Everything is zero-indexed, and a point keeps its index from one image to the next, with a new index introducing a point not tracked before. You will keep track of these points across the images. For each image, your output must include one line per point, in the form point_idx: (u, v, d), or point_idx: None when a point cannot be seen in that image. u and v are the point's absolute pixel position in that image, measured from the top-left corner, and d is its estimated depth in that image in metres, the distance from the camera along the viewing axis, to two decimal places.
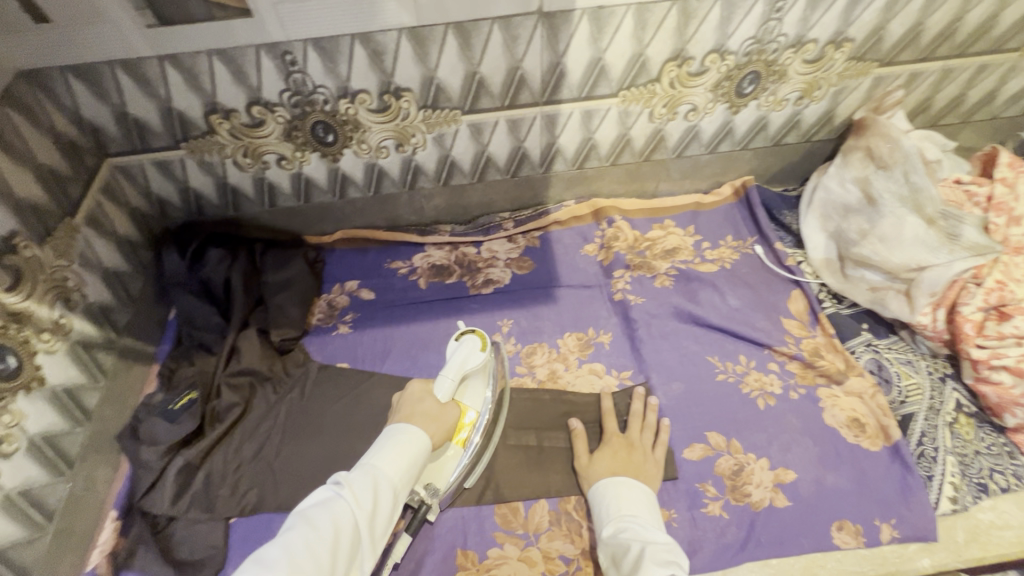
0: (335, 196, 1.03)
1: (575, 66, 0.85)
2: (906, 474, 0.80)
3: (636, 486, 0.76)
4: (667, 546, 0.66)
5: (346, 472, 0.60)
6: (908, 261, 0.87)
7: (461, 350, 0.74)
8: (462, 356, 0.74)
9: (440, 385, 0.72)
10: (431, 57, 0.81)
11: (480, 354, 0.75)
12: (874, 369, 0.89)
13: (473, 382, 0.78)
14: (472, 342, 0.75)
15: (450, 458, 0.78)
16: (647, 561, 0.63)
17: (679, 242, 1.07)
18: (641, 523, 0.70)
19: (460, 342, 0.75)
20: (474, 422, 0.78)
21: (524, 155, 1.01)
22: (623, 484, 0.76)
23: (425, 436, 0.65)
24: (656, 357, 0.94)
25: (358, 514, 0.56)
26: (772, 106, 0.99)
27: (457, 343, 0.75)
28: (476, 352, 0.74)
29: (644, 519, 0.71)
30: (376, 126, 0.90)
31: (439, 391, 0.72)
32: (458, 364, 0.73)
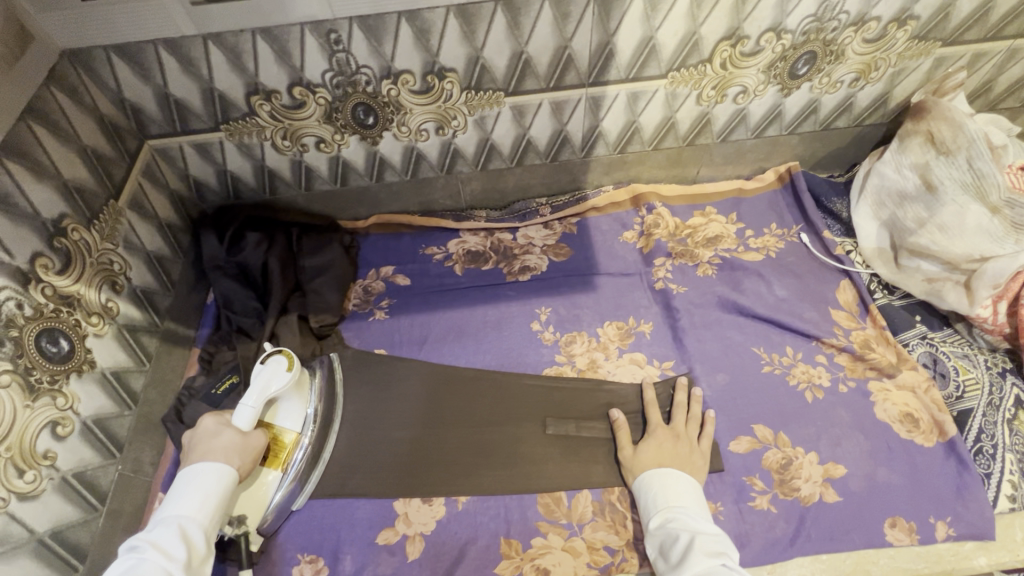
0: (371, 180, 1.01)
1: (625, 46, 0.82)
2: (962, 471, 0.78)
3: (684, 479, 0.76)
4: (717, 538, 0.66)
5: (146, 534, 0.62)
6: (970, 251, 0.84)
7: (264, 372, 0.77)
8: (265, 378, 0.76)
9: (240, 413, 0.74)
10: (478, 36, 0.78)
11: (285, 375, 0.78)
12: (929, 363, 0.86)
13: (286, 403, 0.82)
14: (278, 362, 0.79)
15: (267, 484, 0.79)
16: (698, 551, 0.64)
17: (721, 229, 1.05)
18: (690, 513, 0.71)
19: (264, 365, 0.78)
20: (295, 443, 0.82)
21: (565, 139, 0.98)
22: (672, 476, 0.76)
23: (228, 464, 0.71)
24: (700, 348, 0.92)
25: (170, 565, 0.60)
26: (825, 89, 0.95)
27: (261, 366, 0.78)
28: (282, 373, 0.78)
29: (693, 509, 0.71)
30: (417, 108, 0.88)
31: (241, 420, 0.74)
32: (261, 387, 0.76)
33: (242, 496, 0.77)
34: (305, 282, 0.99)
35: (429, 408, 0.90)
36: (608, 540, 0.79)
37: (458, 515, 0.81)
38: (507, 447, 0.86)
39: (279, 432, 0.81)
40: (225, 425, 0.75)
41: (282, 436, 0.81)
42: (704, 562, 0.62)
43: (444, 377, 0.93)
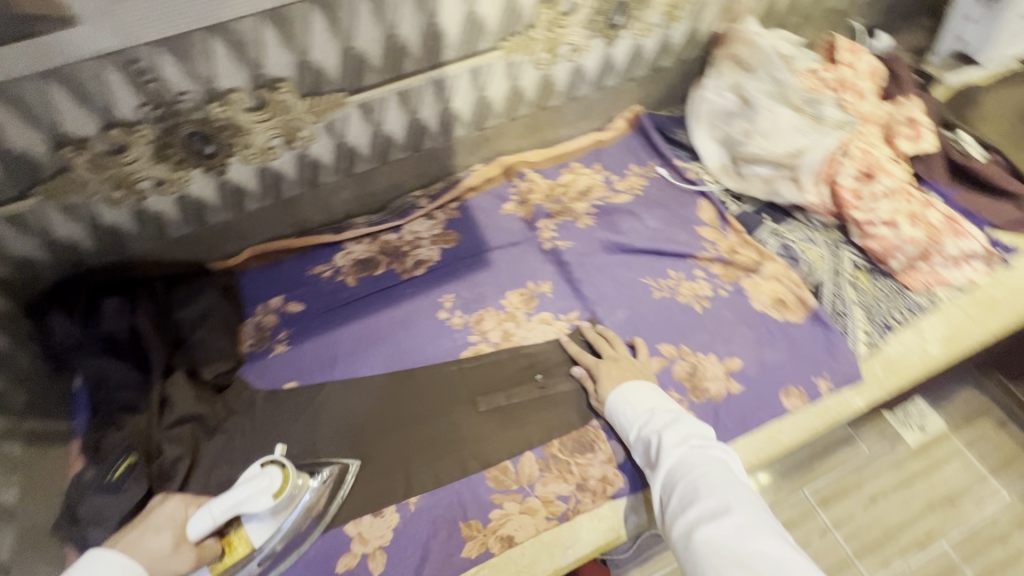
0: (232, 212, 0.95)
1: (451, 25, 0.84)
2: (827, 332, 0.91)
3: (641, 384, 0.84)
4: (683, 423, 0.77)
5: None
6: (788, 148, 0.96)
7: (253, 481, 0.71)
8: (248, 489, 0.70)
9: (196, 522, 0.69)
10: (300, 39, 0.76)
11: (264, 499, 0.71)
12: (783, 251, 0.98)
13: (258, 521, 0.73)
14: (269, 479, 0.72)
15: None
16: (671, 444, 0.75)
17: (590, 181, 1.11)
18: (656, 410, 0.80)
19: (257, 474, 0.72)
20: (247, 553, 0.74)
21: (422, 127, 0.99)
22: (632, 387, 0.83)
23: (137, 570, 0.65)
24: (597, 292, 0.98)
25: None
26: (643, 33, 1.04)
27: (257, 471, 0.73)
28: (264, 489, 0.71)
29: (656, 406, 0.80)
30: (258, 126, 0.84)
31: (194, 525, 0.69)
32: (236, 498, 0.69)
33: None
34: (186, 336, 0.91)
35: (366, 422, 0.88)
36: (559, 489, 0.82)
37: (413, 516, 0.80)
38: (444, 436, 0.86)
39: (235, 542, 0.74)
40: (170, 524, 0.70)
41: (235, 546, 0.74)
42: (678, 450, 0.74)
43: (364, 390, 0.91)
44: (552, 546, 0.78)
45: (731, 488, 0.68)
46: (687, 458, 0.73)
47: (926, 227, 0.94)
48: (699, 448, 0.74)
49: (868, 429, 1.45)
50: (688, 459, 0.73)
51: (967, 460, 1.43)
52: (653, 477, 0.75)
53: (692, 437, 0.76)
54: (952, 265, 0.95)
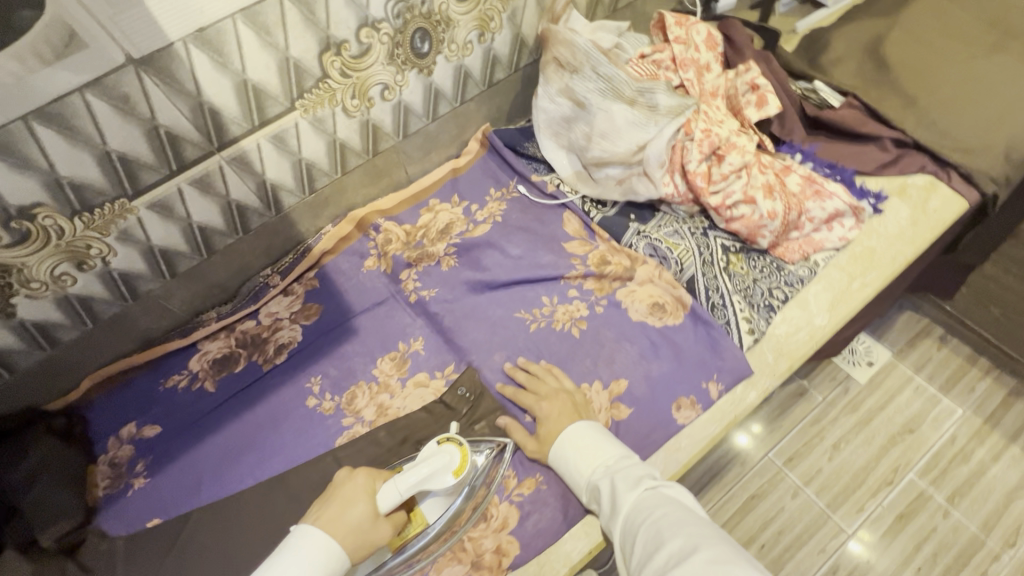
0: (46, 349, 0.85)
1: (224, 99, 0.75)
2: (709, 329, 0.86)
3: (587, 426, 0.77)
4: (635, 465, 0.71)
5: None
6: (630, 145, 0.90)
7: (437, 458, 0.70)
8: (430, 465, 0.69)
9: (387, 496, 0.65)
10: (37, 159, 0.66)
11: (448, 476, 0.70)
12: (652, 252, 0.93)
13: (433, 497, 0.74)
14: (449, 458, 0.71)
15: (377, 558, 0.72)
16: (626, 490, 0.68)
17: (450, 216, 1.04)
18: (608, 457, 0.73)
19: (436, 452, 0.71)
20: (423, 526, 0.73)
21: (241, 206, 0.90)
22: (579, 431, 0.76)
23: (341, 550, 0.60)
24: (469, 339, 0.91)
25: None
26: (460, 53, 0.97)
27: (436, 451, 0.72)
28: (445, 469, 0.70)
29: (607, 454, 0.74)
30: (33, 258, 0.74)
31: (385, 498, 0.65)
32: (422, 474, 0.68)
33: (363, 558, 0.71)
34: (19, 501, 0.80)
35: (239, 548, 0.80)
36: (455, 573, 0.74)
37: None
38: None
39: (418, 515, 0.73)
40: (362, 497, 0.65)
41: (418, 518, 0.73)
42: (633, 496, 0.67)
43: (235, 511, 0.82)
44: None
45: (693, 524, 0.61)
46: (643, 503, 0.66)
47: (785, 197, 0.88)
48: (654, 490, 0.68)
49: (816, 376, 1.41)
50: (644, 503, 0.66)
51: (917, 384, 1.39)
52: (614, 531, 0.67)
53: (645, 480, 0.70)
54: (821, 227, 0.92)
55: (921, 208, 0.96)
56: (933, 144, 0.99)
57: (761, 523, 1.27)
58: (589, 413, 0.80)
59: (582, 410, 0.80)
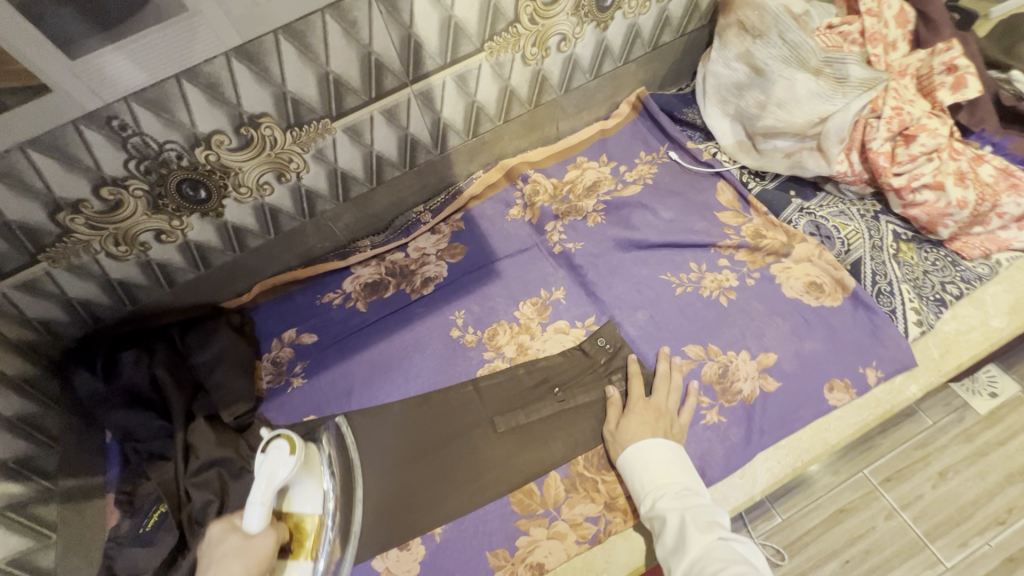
0: (237, 251, 0.95)
1: (428, 33, 0.80)
2: (871, 315, 0.82)
3: (662, 445, 0.74)
4: (708, 508, 0.68)
5: None
6: (811, 116, 0.87)
7: (266, 464, 0.68)
8: (267, 470, 0.67)
9: (251, 514, 0.67)
10: (273, 72, 0.73)
11: (290, 460, 0.69)
12: (813, 230, 0.90)
13: (302, 486, 0.75)
14: (279, 448, 0.69)
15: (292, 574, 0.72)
16: (697, 530, 0.64)
17: (598, 174, 1.06)
18: (679, 488, 0.70)
19: (266, 453, 0.69)
20: (318, 527, 0.75)
21: (414, 141, 0.95)
22: (654, 447, 0.74)
23: None
24: (613, 294, 0.93)
25: None
26: (637, 11, 0.97)
27: (263, 455, 0.69)
28: (285, 459, 0.68)
29: (678, 484, 0.71)
30: (247, 165, 0.82)
31: (251, 518, 0.66)
32: (265, 482, 0.67)
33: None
34: (205, 379, 0.91)
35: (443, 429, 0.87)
36: (588, 510, 0.77)
37: (439, 548, 0.77)
38: (472, 457, 0.83)
39: (299, 519, 0.74)
40: None
41: (303, 522, 0.74)
42: (702, 540, 0.63)
43: (392, 415, 0.89)
44: (586, 572, 0.74)
45: None
46: (712, 554, 0.62)
47: (978, 186, 0.83)
48: (725, 542, 0.63)
49: (927, 399, 1.30)
50: (716, 552, 0.62)
51: None
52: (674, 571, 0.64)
53: (716, 527, 0.65)
54: (1010, 226, 0.84)
55: None
56: None
57: (849, 537, 1.17)
58: (677, 438, 0.76)
59: (674, 434, 0.76)
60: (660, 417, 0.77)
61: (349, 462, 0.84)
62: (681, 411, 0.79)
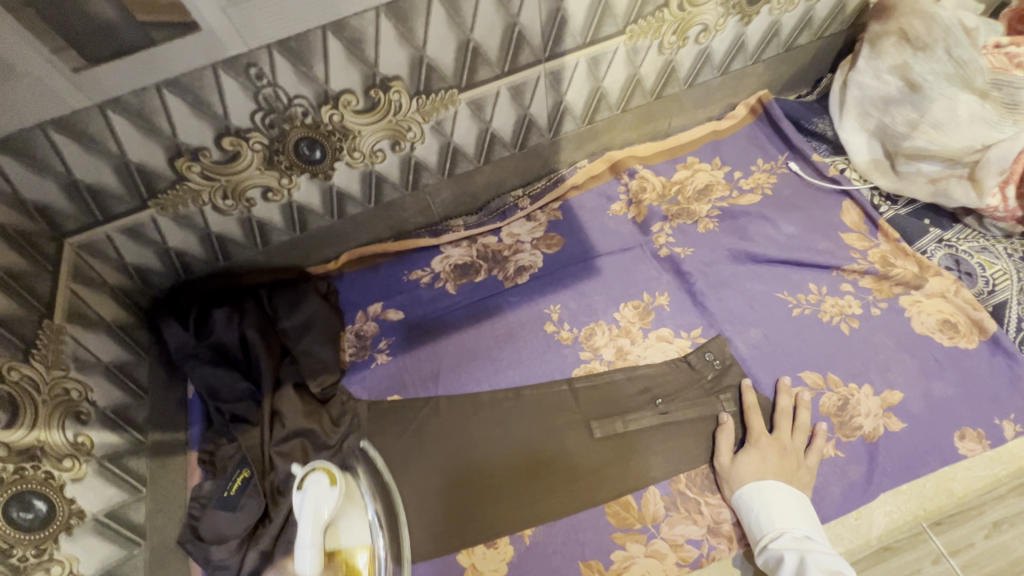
0: (334, 217, 0.92)
1: (577, 9, 0.74)
2: (1012, 363, 0.77)
3: (785, 489, 0.70)
4: (832, 557, 0.63)
5: None
6: (970, 142, 0.81)
7: (310, 503, 0.61)
8: (312, 507, 0.61)
9: (302, 559, 0.58)
10: (417, 33, 0.69)
11: (332, 490, 0.62)
12: (951, 264, 0.84)
13: (348, 518, 0.64)
14: (318, 482, 0.63)
15: None
16: None
17: (710, 178, 1.00)
18: (799, 533, 0.66)
19: (304, 490, 0.63)
20: (368, 561, 0.64)
21: (530, 122, 0.90)
22: (777, 489, 0.70)
23: None
24: (723, 308, 0.88)
25: None
26: (784, 8, 0.90)
27: (302, 492, 0.63)
28: (328, 492, 0.62)
29: (800, 528, 0.66)
30: (366, 129, 0.78)
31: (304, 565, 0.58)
32: (311, 520, 0.60)
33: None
34: (292, 345, 0.89)
35: (538, 421, 0.83)
36: (689, 531, 0.74)
37: (528, 550, 0.74)
38: (551, 466, 0.80)
39: (350, 555, 0.62)
40: None
41: (354, 560, 0.62)
42: None
43: (484, 403, 0.86)
44: None
45: None
46: None
47: None
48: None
49: None
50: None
51: None
52: None
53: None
54: None
55: None
56: None
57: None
58: (801, 483, 0.71)
59: (799, 477, 0.72)
60: (784, 456, 0.73)
61: (383, 467, 0.79)
62: (809, 451, 0.74)
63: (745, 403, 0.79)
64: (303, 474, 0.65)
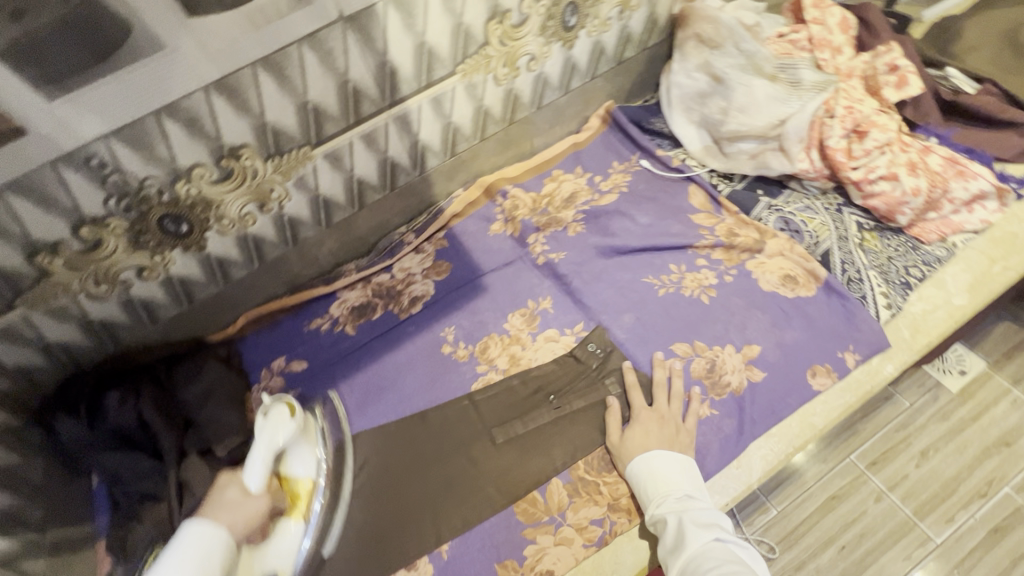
0: (220, 283, 0.95)
1: (402, 59, 0.83)
2: (844, 301, 0.87)
3: (666, 455, 0.76)
4: (706, 511, 0.70)
5: None
6: (771, 119, 0.93)
7: (266, 429, 0.69)
8: (268, 434, 0.68)
9: (249, 472, 0.67)
10: (252, 103, 0.75)
11: (290, 423, 0.70)
12: (783, 226, 0.95)
13: (300, 450, 0.72)
14: (280, 412, 0.71)
15: (284, 537, 0.69)
16: (696, 531, 0.67)
17: (574, 186, 1.09)
18: (681, 493, 0.72)
19: (267, 417, 0.70)
20: (311, 492, 0.72)
21: (393, 164, 0.97)
22: (661, 457, 0.75)
23: None
24: (599, 300, 0.95)
25: None
26: (600, 29, 1.02)
27: (265, 418, 0.70)
28: (286, 423, 0.69)
29: (680, 489, 0.73)
30: (228, 196, 0.83)
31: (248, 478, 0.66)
32: (264, 445, 0.68)
33: (247, 562, 0.67)
34: (195, 415, 0.89)
35: (451, 436, 0.87)
36: (592, 513, 0.79)
37: (447, 565, 0.77)
38: (463, 481, 0.83)
39: (294, 484, 0.72)
40: None
41: (297, 487, 0.72)
42: (701, 538, 0.66)
43: (393, 433, 0.89)
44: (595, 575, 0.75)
45: None
46: (710, 552, 0.64)
47: (928, 174, 0.90)
48: (722, 542, 0.66)
49: (904, 381, 1.34)
50: (712, 552, 0.65)
51: (1015, 396, 1.31)
52: (672, 567, 0.66)
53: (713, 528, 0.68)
54: (961, 210, 0.92)
55: None
56: None
57: (843, 523, 1.20)
58: (683, 445, 0.78)
59: (679, 440, 0.78)
60: (663, 424, 0.80)
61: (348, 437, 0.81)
62: (686, 416, 0.81)
63: (626, 382, 0.86)
64: (273, 399, 0.74)
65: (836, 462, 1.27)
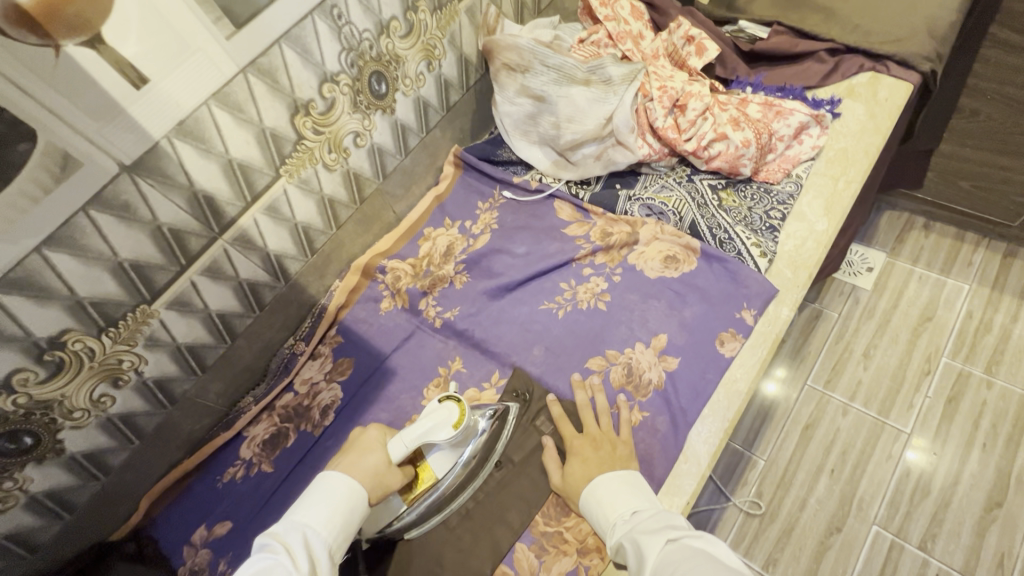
0: (100, 478, 0.84)
1: (215, 183, 0.79)
2: (724, 263, 0.90)
3: (611, 477, 0.73)
4: (659, 518, 0.66)
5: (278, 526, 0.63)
6: (599, 119, 0.96)
7: (434, 416, 0.75)
8: (430, 423, 0.74)
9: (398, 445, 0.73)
10: (55, 286, 0.67)
11: (447, 430, 0.74)
12: (648, 212, 0.97)
13: (440, 450, 0.78)
14: (449, 413, 0.75)
15: (388, 508, 0.77)
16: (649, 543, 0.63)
17: (449, 238, 1.07)
18: (632, 513, 0.69)
19: (439, 408, 0.76)
20: (434, 484, 0.77)
21: (252, 284, 0.92)
22: (608, 482, 0.72)
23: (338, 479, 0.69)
24: (504, 343, 0.93)
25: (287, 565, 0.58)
26: (415, 86, 1.02)
27: (436, 407, 0.76)
28: (445, 425, 0.74)
29: (631, 506, 0.69)
30: (70, 388, 0.74)
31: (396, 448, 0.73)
32: (425, 432, 0.73)
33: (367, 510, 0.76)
34: None
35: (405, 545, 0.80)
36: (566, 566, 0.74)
37: None
38: None
39: (425, 467, 0.78)
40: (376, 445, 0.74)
41: (425, 474, 0.78)
42: (655, 548, 0.62)
43: None
44: None
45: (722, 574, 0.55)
46: (666, 557, 0.60)
47: (752, 124, 0.94)
48: (678, 541, 0.62)
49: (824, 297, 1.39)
50: (669, 556, 0.60)
51: (920, 274, 1.40)
52: None
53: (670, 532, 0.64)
54: (793, 143, 0.98)
55: (872, 101, 1.03)
56: (863, 44, 1.06)
57: (824, 448, 1.22)
58: (626, 461, 0.75)
59: (620, 458, 0.76)
60: (599, 448, 0.77)
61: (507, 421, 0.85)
62: (620, 430, 0.79)
63: (554, 418, 0.83)
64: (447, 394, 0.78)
65: (795, 395, 1.29)
